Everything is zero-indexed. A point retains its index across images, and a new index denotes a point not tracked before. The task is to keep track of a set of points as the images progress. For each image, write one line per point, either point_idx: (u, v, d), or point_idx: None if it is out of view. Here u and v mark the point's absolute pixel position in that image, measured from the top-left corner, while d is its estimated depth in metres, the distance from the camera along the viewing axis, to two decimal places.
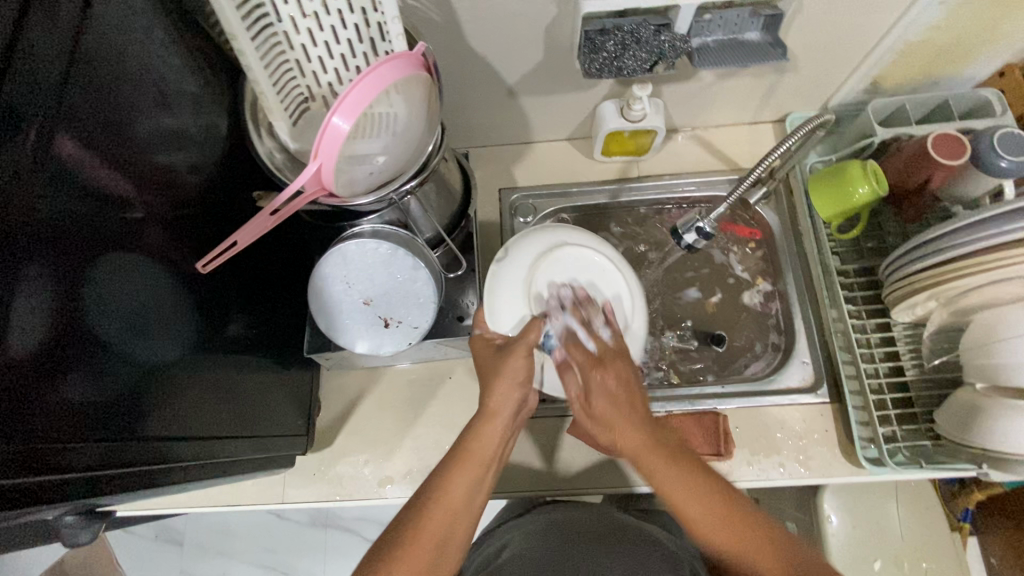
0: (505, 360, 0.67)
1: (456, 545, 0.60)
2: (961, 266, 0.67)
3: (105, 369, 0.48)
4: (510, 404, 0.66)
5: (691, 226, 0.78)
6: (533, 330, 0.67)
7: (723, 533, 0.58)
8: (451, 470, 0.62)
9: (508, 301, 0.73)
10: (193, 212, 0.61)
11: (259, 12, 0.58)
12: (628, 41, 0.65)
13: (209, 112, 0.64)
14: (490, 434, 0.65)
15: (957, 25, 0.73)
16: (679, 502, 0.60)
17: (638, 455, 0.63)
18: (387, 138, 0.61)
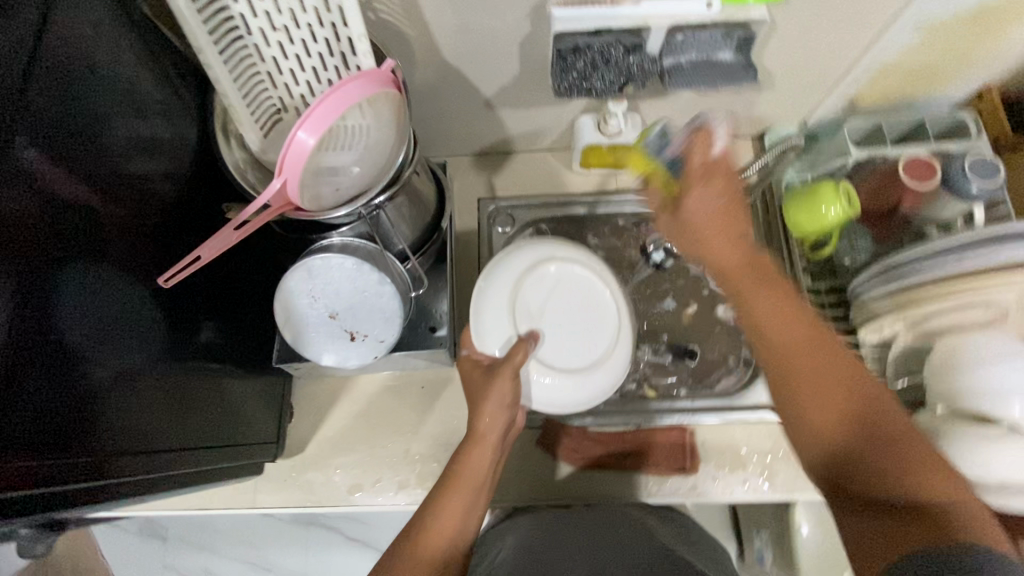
0: (492, 381, 0.72)
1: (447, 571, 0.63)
2: (926, 289, 0.71)
3: (70, 374, 0.49)
4: (498, 424, 0.70)
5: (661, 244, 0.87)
6: (518, 351, 0.73)
7: (810, 367, 0.58)
8: (446, 497, 0.67)
9: (492, 320, 0.77)
10: (163, 222, 0.62)
11: (228, 25, 0.59)
12: (598, 63, 0.66)
13: (184, 122, 0.65)
14: (480, 455, 0.69)
15: (933, 48, 0.73)
16: (770, 322, 0.61)
17: (732, 272, 0.64)
18: (357, 152, 0.61)
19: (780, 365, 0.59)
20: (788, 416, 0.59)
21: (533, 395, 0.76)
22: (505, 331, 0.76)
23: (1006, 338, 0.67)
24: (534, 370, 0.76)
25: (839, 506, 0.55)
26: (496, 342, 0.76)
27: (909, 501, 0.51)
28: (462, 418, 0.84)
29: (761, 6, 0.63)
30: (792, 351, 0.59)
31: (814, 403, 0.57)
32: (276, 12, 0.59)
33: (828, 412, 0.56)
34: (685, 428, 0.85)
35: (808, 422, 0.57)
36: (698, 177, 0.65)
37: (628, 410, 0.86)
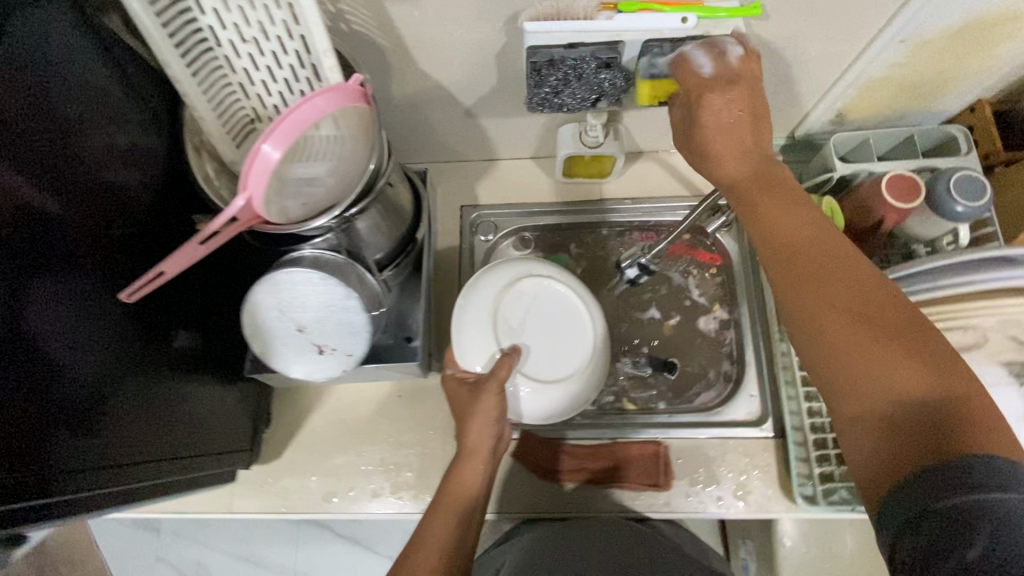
0: (477, 398, 0.73)
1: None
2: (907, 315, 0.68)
3: (36, 368, 0.49)
4: (488, 438, 0.72)
5: (634, 261, 0.83)
6: (502, 367, 0.73)
7: (819, 270, 0.52)
8: (441, 512, 0.69)
9: (474, 335, 0.76)
10: (135, 232, 0.62)
11: (196, 37, 0.58)
12: (570, 77, 0.66)
13: (157, 133, 0.65)
14: (470, 470, 0.72)
15: (922, 63, 0.71)
16: (781, 234, 0.55)
17: (740, 186, 0.58)
18: (329, 164, 0.62)
19: (785, 271, 0.54)
20: (791, 322, 0.53)
21: (521, 408, 0.77)
22: (487, 345, 0.76)
23: (983, 364, 0.65)
24: (516, 384, 0.76)
25: (853, 446, 0.48)
26: (480, 358, 0.75)
27: (921, 400, 0.45)
28: (438, 427, 0.85)
29: (740, 19, 0.60)
30: (797, 254, 0.53)
31: (825, 318, 0.50)
32: (245, 24, 0.58)
33: (843, 328, 0.49)
34: (659, 445, 0.82)
35: (821, 345, 0.50)
36: (698, 89, 0.59)
37: (604, 423, 0.86)
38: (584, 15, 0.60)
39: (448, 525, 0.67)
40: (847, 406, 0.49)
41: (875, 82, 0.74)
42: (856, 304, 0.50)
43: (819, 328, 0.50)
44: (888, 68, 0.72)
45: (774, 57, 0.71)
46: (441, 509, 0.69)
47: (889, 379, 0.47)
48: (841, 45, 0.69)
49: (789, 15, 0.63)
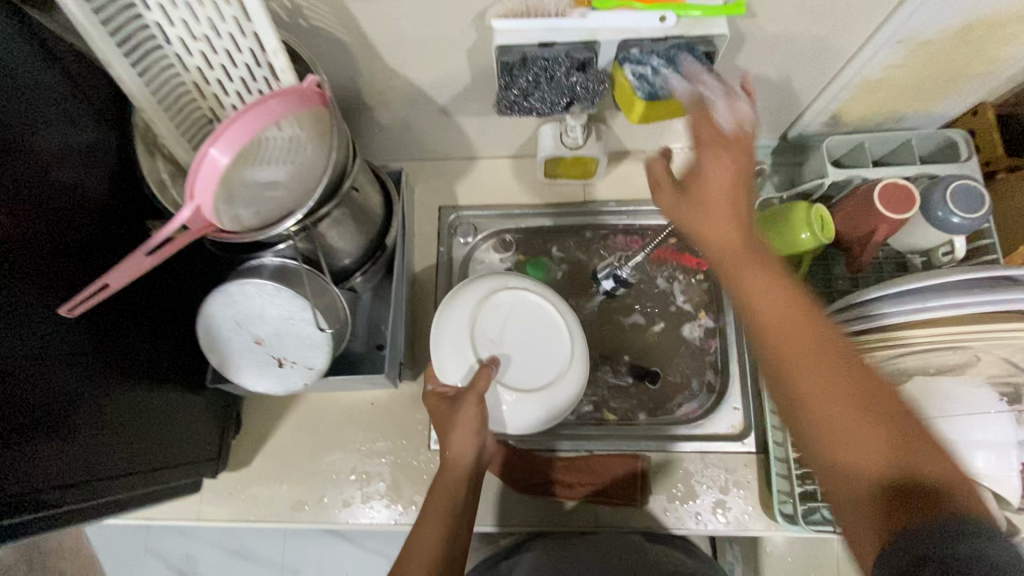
0: (458, 410, 0.68)
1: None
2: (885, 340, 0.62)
3: None
4: (470, 449, 0.67)
5: (610, 272, 0.80)
6: (482, 377, 0.69)
7: (807, 350, 0.49)
8: (425, 532, 0.64)
9: (452, 348, 0.73)
10: (92, 237, 0.58)
11: (142, 34, 0.54)
12: (541, 79, 0.61)
13: (111, 132, 0.61)
14: (451, 480, 0.67)
15: (921, 64, 0.66)
16: (767, 304, 0.51)
17: (726, 250, 0.53)
18: (288, 165, 0.60)
19: (775, 347, 0.50)
20: (785, 402, 0.50)
21: (506, 420, 0.72)
22: (465, 357, 0.73)
23: (972, 386, 0.63)
24: (497, 396, 0.71)
25: (857, 542, 0.45)
26: (458, 371, 0.72)
27: (927, 489, 0.42)
28: (411, 436, 0.83)
29: (725, 18, 0.56)
30: (784, 329, 0.50)
31: (820, 396, 0.47)
32: (194, 20, 0.54)
33: (837, 406, 0.46)
34: (637, 458, 0.80)
35: (811, 421, 0.47)
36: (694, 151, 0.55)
37: (582, 435, 0.84)
38: (555, 11, 0.56)
39: (432, 545, 0.63)
40: (844, 482, 0.45)
41: (872, 83, 0.70)
42: (846, 380, 0.47)
43: (810, 407, 0.47)
44: (885, 69, 0.67)
45: (763, 56, 0.67)
46: (425, 528, 0.65)
47: (889, 458, 0.44)
48: (835, 44, 0.64)
49: (777, 13, 0.59)
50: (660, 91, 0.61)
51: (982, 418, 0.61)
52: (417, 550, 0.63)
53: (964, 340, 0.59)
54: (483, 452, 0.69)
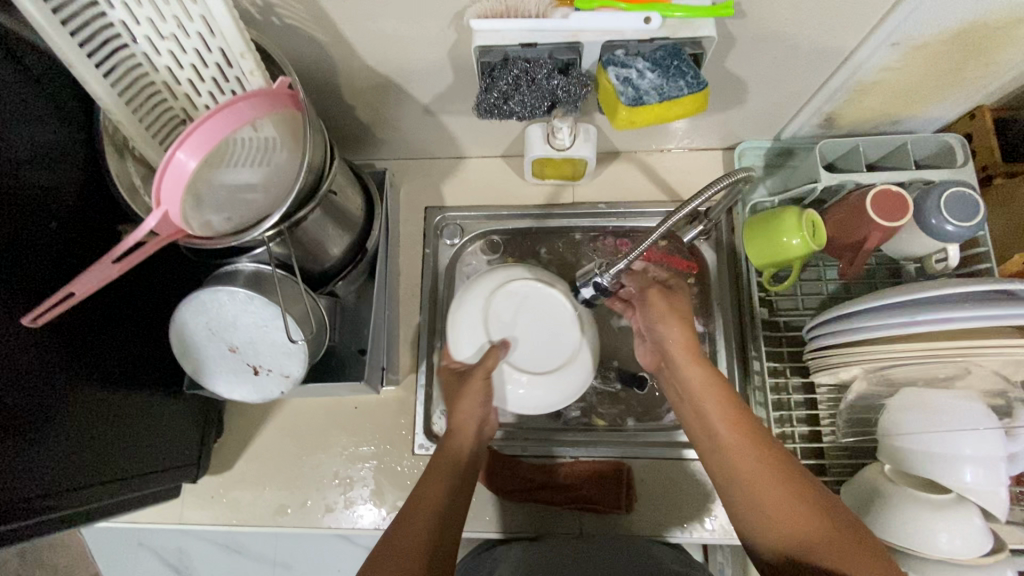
0: (465, 383, 0.72)
1: (442, 550, 0.56)
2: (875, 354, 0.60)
3: None
4: (475, 418, 0.70)
5: (589, 281, 0.73)
6: (488, 357, 0.72)
7: (752, 449, 0.56)
8: (433, 480, 0.62)
9: (466, 326, 0.75)
10: (58, 242, 0.56)
11: (105, 32, 0.52)
12: (521, 82, 0.59)
13: (81, 132, 0.59)
14: (456, 442, 0.68)
15: (917, 68, 0.64)
16: (712, 405, 0.61)
17: (680, 361, 0.65)
18: (260, 169, 0.59)
19: (724, 446, 0.58)
20: (737, 510, 0.56)
21: (509, 399, 0.74)
22: (477, 336, 0.74)
23: (962, 399, 0.61)
24: (505, 376, 0.73)
25: None
26: (469, 350, 0.74)
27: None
28: (394, 441, 0.82)
29: (711, 19, 0.54)
30: (732, 427, 0.58)
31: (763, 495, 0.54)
32: (160, 19, 0.52)
33: (775, 503, 0.53)
34: (621, 466, 0.80)
35: (757, 517, 0.54)
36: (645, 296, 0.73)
37: (568, 441, 0.83)
38: (536, 12, 0.54)
39: (440, 491, 0.61)
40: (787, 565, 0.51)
41: (866, 86, 0.68)
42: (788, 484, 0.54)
43: (759, 515, 0.54)
44: (879, 72, 0.65)
45: (753, 57, 0.65)
46: (432, 478, 0.63)
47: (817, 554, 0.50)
48: (828, 46, 0.62)
49: (766, 14, 0.57)
50: (645, 97, 0.57)
51: (974, 435, 0.59)
52: (427, 494, 0.60)
53: (954, 355, 0.58)
54: (483, 425, 0.72)
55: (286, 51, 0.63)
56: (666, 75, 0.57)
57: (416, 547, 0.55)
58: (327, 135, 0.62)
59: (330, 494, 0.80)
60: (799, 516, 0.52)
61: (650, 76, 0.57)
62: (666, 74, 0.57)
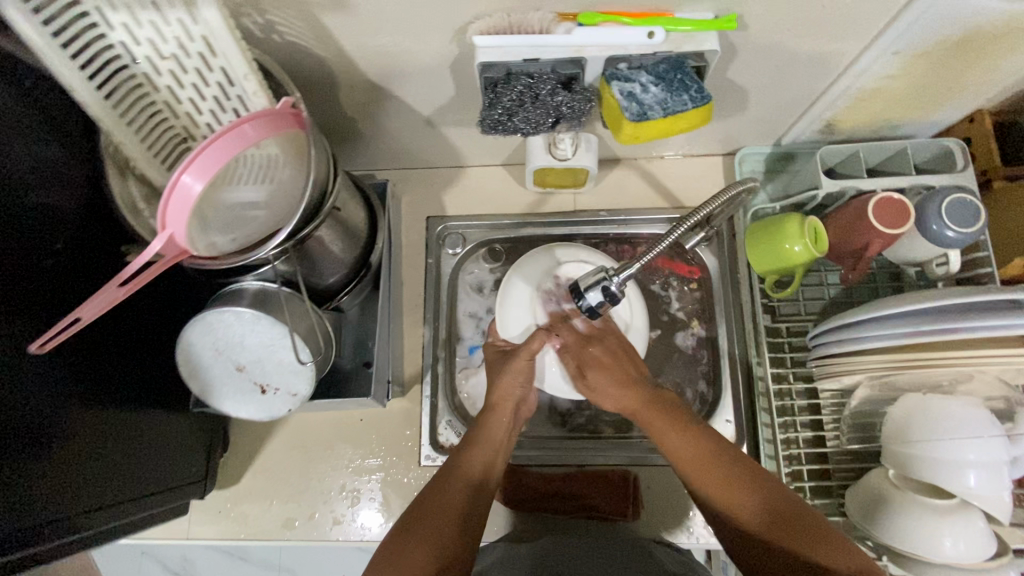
0: (509, 361, 0.73)
1: (470, 520, 0.58)
2: (872, 366, 0.62)
3: None
4: (514, 396, 0.70)
5: (598, 283, 0.59)
6: (535, 338, 0.73)
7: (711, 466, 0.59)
8: (469, 453, 0.64)
9: (514, 308, 0.78)
10: (59, 265, 0.56)
11: (106, 54, 0.51)
12: (525, 98, 0.59)
13: (82, 152, 0.58)
14: (497, 422, 0.68)
15: (917, 75, 0.64)
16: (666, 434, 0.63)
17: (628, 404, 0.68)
18: (265, 186, 0.59)
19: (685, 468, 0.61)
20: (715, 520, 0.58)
21: (549, 377, 0.76)
22: (525, 318, 0.78)
23: (966, 406, 0.62)
24: (550, 358, 0.76)
25: None
26: (517, 328, 0.77)
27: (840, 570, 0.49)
28: (400, 453, 0.82)
29: (714, 32, 0.54)
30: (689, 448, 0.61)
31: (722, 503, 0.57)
32: (160, 40, 0.51)
33: (746, 514, 0.56)
34: (628, 474, 0.80)
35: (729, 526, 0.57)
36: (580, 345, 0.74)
37: (573, 450, 0.83)
38: (539, 28, 0.54)
39: (475, 466, 0.63)
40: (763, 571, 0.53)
41: (867, 93, 0.68)
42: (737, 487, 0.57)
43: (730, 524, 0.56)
44: (881, 79, 0.65)
45: (755, 67, 0.65)
46: (468, 451, 0.64)
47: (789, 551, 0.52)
48: (829, 55, 0.62)
49: (768, 25, 0.57)
50: (649, 112, 0.56)
51: (975, 441, 0.59)
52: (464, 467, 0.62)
53: (957, 363, 0.58)
54: (523, 404, 0.72)
55: (286, 67, 0.63)
56: (669, 88, 0.56)
57: (454, 521, 0.57)
58: (332, 154, 0.62)
59: (338, 506, 0.80)
60: (754, 513, 0.55)
61: (654, 89, 0.57)
62: (670, 87, 0.56)
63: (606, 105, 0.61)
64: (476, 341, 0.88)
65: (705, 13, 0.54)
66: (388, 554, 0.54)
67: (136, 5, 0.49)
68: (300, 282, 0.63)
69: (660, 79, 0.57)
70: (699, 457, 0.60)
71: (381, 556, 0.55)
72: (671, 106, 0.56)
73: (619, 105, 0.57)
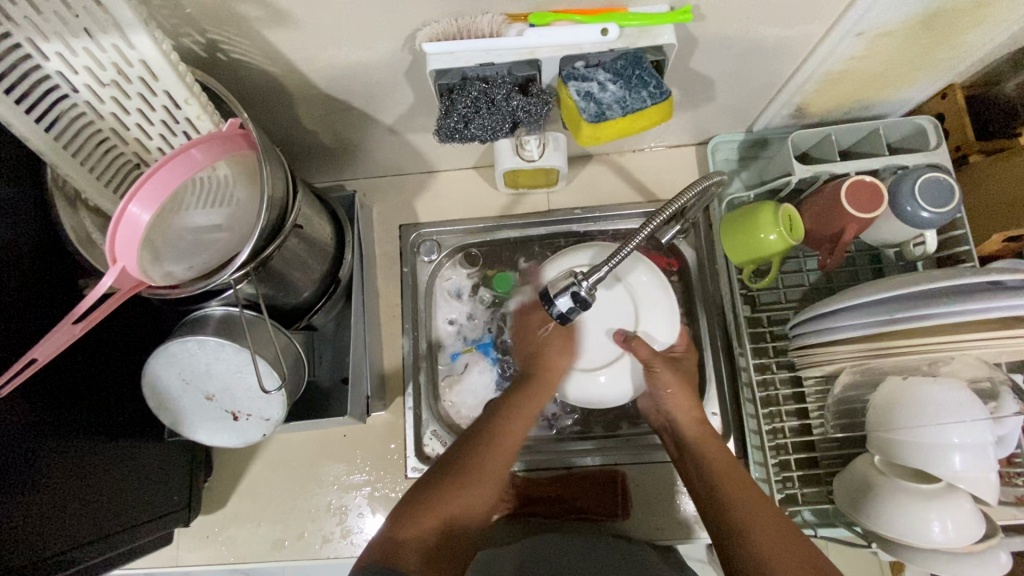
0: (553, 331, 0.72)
1: (500, 477, 0.60)
2: (847, 351, 0.62)
3: None
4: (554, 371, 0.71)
5: (565, 289, 0.58)
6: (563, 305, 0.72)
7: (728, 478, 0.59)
8: (513, 418, 0.64)
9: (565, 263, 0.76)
10: (13, 305, 0.54)
11: (43, 83, 0.49)
12: (481, 103, 0.57)
13: (30, 186, 0.57)
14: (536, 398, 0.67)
15: (883, 56, 0.63)
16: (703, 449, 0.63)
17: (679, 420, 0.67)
18: (222, 207, 0.58)
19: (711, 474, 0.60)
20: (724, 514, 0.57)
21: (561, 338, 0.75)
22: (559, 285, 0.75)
23: (951, 388, 0.60)
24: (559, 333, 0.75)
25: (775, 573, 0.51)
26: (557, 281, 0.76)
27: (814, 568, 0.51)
28: (387, 465, 0.82)
29: (670, 25, 0.52)
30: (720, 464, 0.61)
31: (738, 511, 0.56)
32: (98, 66, 0.49)
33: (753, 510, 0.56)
34: (616, 473, 0.80)
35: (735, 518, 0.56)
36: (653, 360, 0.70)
37: (561, 452, 0.83)
38: (489, 31, 0.53)
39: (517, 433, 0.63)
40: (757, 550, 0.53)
41: (834, 76, 0.67)
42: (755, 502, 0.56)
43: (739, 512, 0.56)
44: (847, 61, 0.64)
45: (718, 56, 0.63)
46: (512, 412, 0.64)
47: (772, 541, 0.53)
48: (793, 40, 0.61)
49: (725, 15, 0.55)
50: (607, 112, 0.56)
51: (959, 425, 0.58)
52: (504, 429, 0.63)
53: (937, 348, 0.57)
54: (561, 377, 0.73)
55: (237, 85, 0.61)
56: (628, 85, 0.55)
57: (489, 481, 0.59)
58: (289, 169, 0.59)
59: (326, 522, 0.80)
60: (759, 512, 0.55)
61: (613, 87, 0.55)
62: (628, 84, 0.55)
63: (567, 108, 0.58)
64: (458, 347, 0.87)
65: (660, 5, 0.52)
66: (398, 512, 0.55)
67: (66, 33, 0.46)
68: (264, 305, 0.61)
69: (617, 76, 0.55)
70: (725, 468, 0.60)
71: (392, 515, 0.55)
72: (632, 103, 0.55)
73: (576, 104, 0.56)
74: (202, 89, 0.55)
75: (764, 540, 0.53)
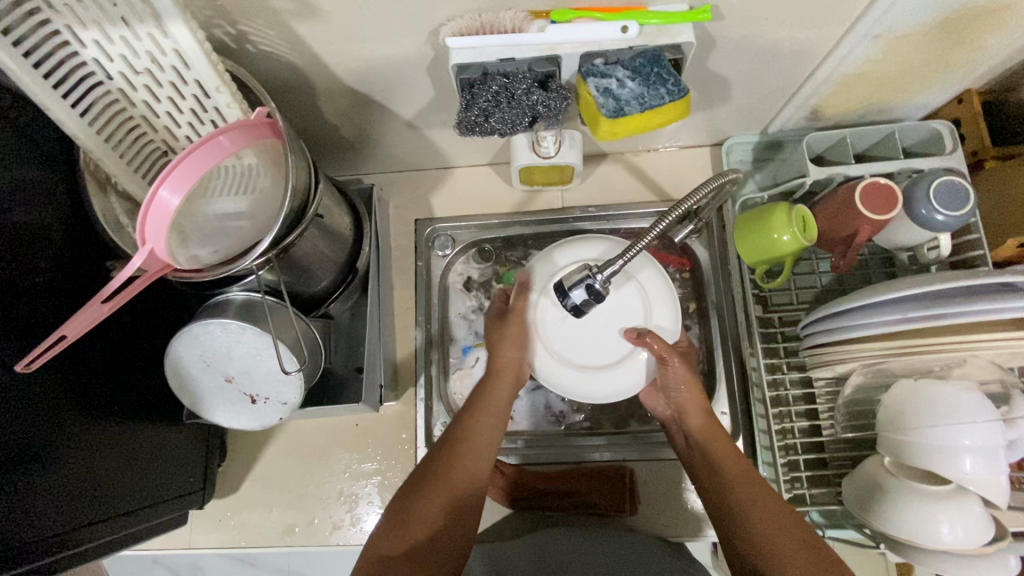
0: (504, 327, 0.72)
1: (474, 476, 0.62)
2: (859, 350, 0.62)
3: None
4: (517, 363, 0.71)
5: (580, 282, 0.58)
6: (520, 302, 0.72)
7: (735, 470, 0.59)
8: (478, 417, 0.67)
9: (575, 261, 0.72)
10: (44, 284, 0.56)
11: (80, 69, 0.51)
12: (501, 98, 0.59)
13: (63, 168, 0.58)
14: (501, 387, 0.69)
15: (901, 58, 0.63)
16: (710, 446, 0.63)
17: (685, 411, 0.68)
18: (243, 195, 0.59)
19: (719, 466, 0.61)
20: (727, 514, 0.57)
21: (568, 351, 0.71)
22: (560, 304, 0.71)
23: (964, 391, 0.60)
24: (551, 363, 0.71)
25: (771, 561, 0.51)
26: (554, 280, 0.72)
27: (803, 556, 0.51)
28: (397, 455, 0.83)
29: (689, 24, 0.53)
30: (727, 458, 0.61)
31: (740, 509, 0.56)
32: (133, 55, 0.51)
33: (761, 508, 0.55)
34: (623, 470, 0.81)
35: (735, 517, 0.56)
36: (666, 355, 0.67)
37: (570, 446, 0.83)
38: (511, 27, 0.54)
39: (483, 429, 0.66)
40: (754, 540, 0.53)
41: (850, 79, 0.67)
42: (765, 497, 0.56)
43: (743, 512, 0.55)
44: (864, 63, 0.64)
45: (735, 57, 0.64)
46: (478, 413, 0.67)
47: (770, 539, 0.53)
48: (810, 41, 0.61)
49: (744, 16, 0.56)
50: (625, 108, 0.56)
51: (971, 427, 0.58)
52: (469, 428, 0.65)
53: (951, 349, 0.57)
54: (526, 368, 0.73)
55: (263, 76, 0.63)
56: (646, 83, 0.56)
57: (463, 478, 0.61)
58: (312, 159, 0.60)
59: (338, 508, 0.81)
60: (766, 508, 0.55)
61: (632, 83, 0.56)
62: (647, 81, 0.56)
63: (587, 103, 0.59)
64: (470, 341, 0.88)
65: (679, 5, 0.53)
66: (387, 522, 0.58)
67: (104, 20, 0.48)
68: (284, 291, 0.63)
69: (636, 72, 0.57)
70: (732, 462, 0.61)
71: (383, 521, 0.58)
72: (652, 98, 0.56)
73: (594, 99, 0.57)
74: (232, 78, 0.57)
75: (771, 530, 0.53)
